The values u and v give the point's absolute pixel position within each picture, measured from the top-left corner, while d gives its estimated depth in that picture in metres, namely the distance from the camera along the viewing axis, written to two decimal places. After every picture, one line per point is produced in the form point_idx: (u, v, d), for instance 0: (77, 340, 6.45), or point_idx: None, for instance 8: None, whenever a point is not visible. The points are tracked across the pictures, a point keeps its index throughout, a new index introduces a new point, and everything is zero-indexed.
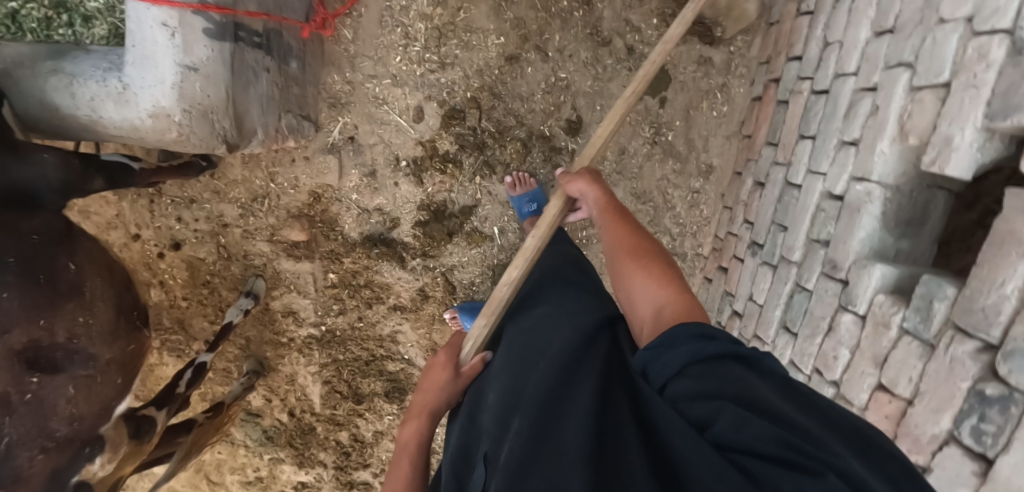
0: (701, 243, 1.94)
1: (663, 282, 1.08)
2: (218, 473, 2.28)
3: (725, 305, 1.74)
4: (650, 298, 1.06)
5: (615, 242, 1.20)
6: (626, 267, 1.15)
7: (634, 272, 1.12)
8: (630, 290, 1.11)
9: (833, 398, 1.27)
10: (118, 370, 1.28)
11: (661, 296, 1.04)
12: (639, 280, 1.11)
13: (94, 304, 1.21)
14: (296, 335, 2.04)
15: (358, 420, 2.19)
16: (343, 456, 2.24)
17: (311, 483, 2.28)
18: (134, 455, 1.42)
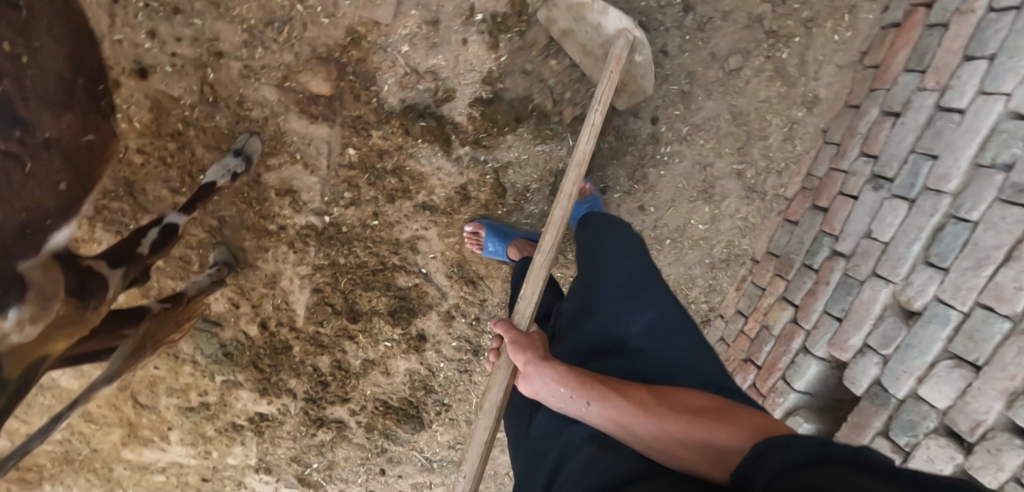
0: (785, 183, 1.68)
1: (721, 418, 0.77)
2: (149, 395, 1.91)
3: (822, 247, 1.52)
4: (723, 443, 0.74)
5: (643, 425, 0.81)
6: (649, 425, 0.81)
7: (686, 431, 0.77)
8: (665, 442, 0.79)
9: (1005, 336, 1.06)
10: (66, 168, 0.77)
11: (736, 438, 0.74)
12: (678, 436, 0.78)
13: (35, 32, 0.69)
14: (288, 223, 1.58)
15: (346, 344, 1.80)
16: (319, 387, 1.88)
17: (271, 415, 1.93)
18: (74, 325, 0.89)
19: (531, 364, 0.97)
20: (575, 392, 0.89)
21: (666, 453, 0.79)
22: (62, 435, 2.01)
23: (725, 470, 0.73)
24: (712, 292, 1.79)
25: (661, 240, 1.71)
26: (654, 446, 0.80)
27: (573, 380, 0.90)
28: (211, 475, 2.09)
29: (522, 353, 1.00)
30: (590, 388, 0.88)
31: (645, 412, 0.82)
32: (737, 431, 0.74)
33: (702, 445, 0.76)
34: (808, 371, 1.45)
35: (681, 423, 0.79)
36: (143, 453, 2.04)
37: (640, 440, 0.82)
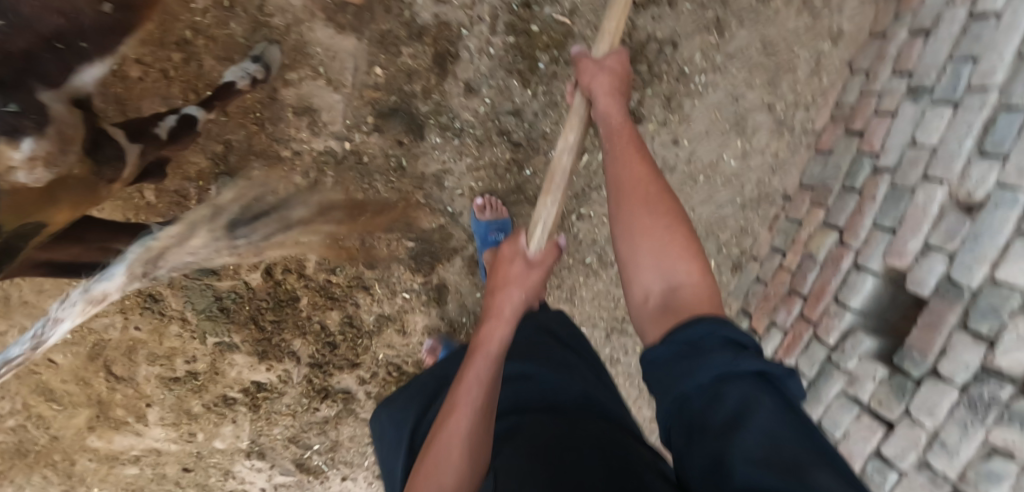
0: (813, 117, 1.62)
1: (680, 245, 0.82)
2: (126, 364, 1.66)
3: (861, 167, 1.46)
4: (668, 275, 0.80)
5: (633, 172, 0.89)
6: (627, 211, 0.86)
7: (649, 228, 0.83)
8: (634, 232, 0.84)
9: None
10: None
11: (684, 271, 0.80)
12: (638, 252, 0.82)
13: None
14: (304, 150, 1.44)
15: (359, 297, 1.63)
16: (326, 349, 1.69)
17: (269, 385, 1.72)
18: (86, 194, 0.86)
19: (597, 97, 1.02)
20: (609, 135, 0.97)
21: (628, 278, 0.84)
22: (15, 420, 1.74)
23: (648, 294, 0.80)
24: (744, 235, 1.72)
25: (695, 176, 1.63)
26: (630, 237, 0.84)
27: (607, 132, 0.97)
28: (194, 464, 1.84)
29: (595, 78, 1.03)
30: (612, 141, 0.95)
31: (633, 202, 0.86)
32: (688, 264, 0.80)
33: (653, 257, 0.81)
34: (864, 286, 1.37)
35: (639, 209, 0.85)
36: (114, 440, 1.78)
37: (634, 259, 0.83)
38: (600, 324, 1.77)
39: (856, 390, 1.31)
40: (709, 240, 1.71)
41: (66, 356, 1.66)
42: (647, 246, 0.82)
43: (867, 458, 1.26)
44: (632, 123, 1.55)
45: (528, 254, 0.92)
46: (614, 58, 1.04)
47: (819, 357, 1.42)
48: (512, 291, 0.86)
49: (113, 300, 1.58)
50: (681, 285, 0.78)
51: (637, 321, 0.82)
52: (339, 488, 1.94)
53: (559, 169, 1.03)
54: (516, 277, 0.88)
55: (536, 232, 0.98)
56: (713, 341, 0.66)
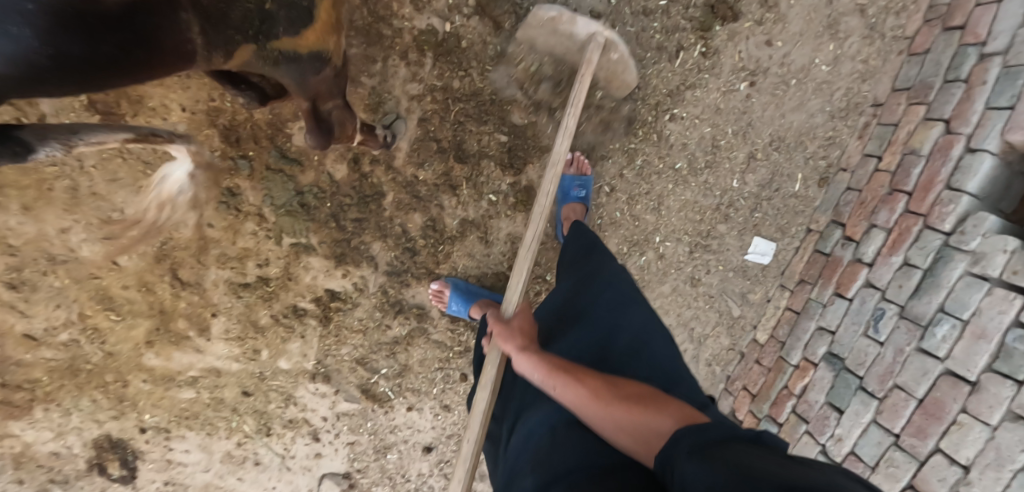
0: (904, 23, 1.60)
1: (657, 408, 0.82)
2: (196, 268, 1.58)
3: (966, 57, 1.45)
4: (652, 425, 0.80)
5: (579, 392, 0.90)
6: (599, 411, 0.86)
7: (621, 418, 0.83)
8: (612, 432, 0.84)
9: None
10: None
11: (664, 421, 0.79)
12: (622, 426, 0.83)
13: None
14: (405, 29, 1.40)
15: (444, 197, 1.56)
16: (406, 255, 1.62)
17: (343, 295, 1.63)
18: None
19: (514, 352, 1.06)
20: (546, 378, 0.97)
21: (612, 435, 0.84)
22: (69, 334, 1.63)
23: (651, 447, 0.79)
24: (832, 146, 1.68)
25: (787, 80, 1.62)
26: (606, 427, 0.85)
27: (547, 367, 0.98)
28: (254, 388, 1.73)
29: (505, 343, 1.09)
30: (555, 378, 0.95)
31: (596, 402, 0.87)
32: (667, 417, 0.80)
33: (636, 440, 0.81)
34: (982, 168, 1.36)
35: (610, 407, 0.85)
36: (172, 358, 1.68)
37: (610, 426, 0.85)
38: (684, 240, 1.72)
39: (983, 267, 1.29)
40: (797, 150, 1.68)
41: (132, 258, 1.57)
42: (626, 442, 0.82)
43: (1005, 330, 1.22)
44: (729, 20, 1.54)
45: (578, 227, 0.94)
46: (520, 318, 1.16)
47: (934, 245, 1.40)
48: None
49: (189, 193, 1.51)
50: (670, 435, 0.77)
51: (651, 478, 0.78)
52: (404, 420, 1.83)
53: (490, 364, 1.23)
54: None
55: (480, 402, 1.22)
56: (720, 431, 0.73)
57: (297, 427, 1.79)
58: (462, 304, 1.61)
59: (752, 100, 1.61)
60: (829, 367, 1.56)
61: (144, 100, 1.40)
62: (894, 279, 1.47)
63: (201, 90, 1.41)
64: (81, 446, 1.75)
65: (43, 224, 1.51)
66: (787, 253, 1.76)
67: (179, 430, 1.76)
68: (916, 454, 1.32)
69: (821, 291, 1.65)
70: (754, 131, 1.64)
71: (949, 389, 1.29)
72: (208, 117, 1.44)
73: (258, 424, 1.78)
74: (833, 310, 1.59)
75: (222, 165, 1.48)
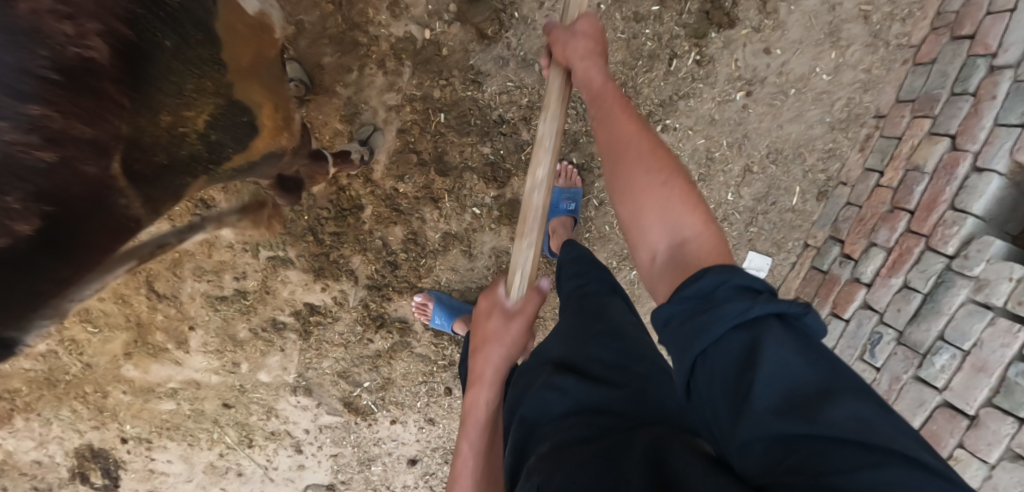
0: (910, 30, 1.51)
1: (686, 196, 0.66)
2: (171, 280, 1.54)
3: (974, 68, 1.37)
4: (661, 217, 0.65)
5: (623, 137, 0.74)
6: (618, 169, 0.72)
7: (648, 186, 0.68)
8: (625, 198, 0.70)
9: None
10: None
11: (684, 221, 0.64)
12: (642, 197, 0.67)
13: None
14: (382, 36, 1.35)
15: (425, 211, 1.51)
16: (386, 269, 1.57)
17: (323, 308, 1.59)
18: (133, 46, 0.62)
19: (577, 61, 0.92)
20: (595, 99, 0.86)
21: (622, 217, 0.71)
22: (47, 346, 1.61)
23: (646, 233, 0.66)
24: (831, 159, 1.61)
25: (785, 90, 1.54)
26: (627, 203, 0.69)
27: (592, 89, 0.89)
28: (235, 400, 1.70)
29: (568, 52, 0.94)
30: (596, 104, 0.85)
31: (625, 164, 0.71)
32: (692, 212, 0.65)
33: (657, 213, 0.66)
34: (989, 188, 1.28)
35: (639, 162, 0.70)
36: (151, 370, 1.65)
37: (633, 181, 0.69)
38: None
39: (987, 295, 1.22)
40: (795, 162, 1.60)
41: None
42: (651, 206, 0.66)
43: (1007, 364, 1.16)
44: (725, 26, 1.47)
45: (505, 305, 1.03)
46: (585, 20, 0.95)
47: (935, 268, 1.33)
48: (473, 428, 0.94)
49: None
50: (689, 241, 0.63)
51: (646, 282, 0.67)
52: (388, 433, 1.79)
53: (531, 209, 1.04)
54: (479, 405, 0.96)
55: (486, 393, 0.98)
56: (731, 287, 0.53)
57: (279, 439, 1.77)
58: (445, 318, 1.56)
59: (748, 111, 1.54)
60: None
61: None
62: (892, 303, 1.40)
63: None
64: (63, 455, 1.74)
65: None
66: (783, 269, 1.69)
67: (160, 441, 1.75)
68: None
69: (817, 311, 1.59)
70: (750, 142, 1.57)
71: (946, 422, 1.23)
72: None
73: (239, 436, 1.75)
74: (829, 331, 1.53)
75: None
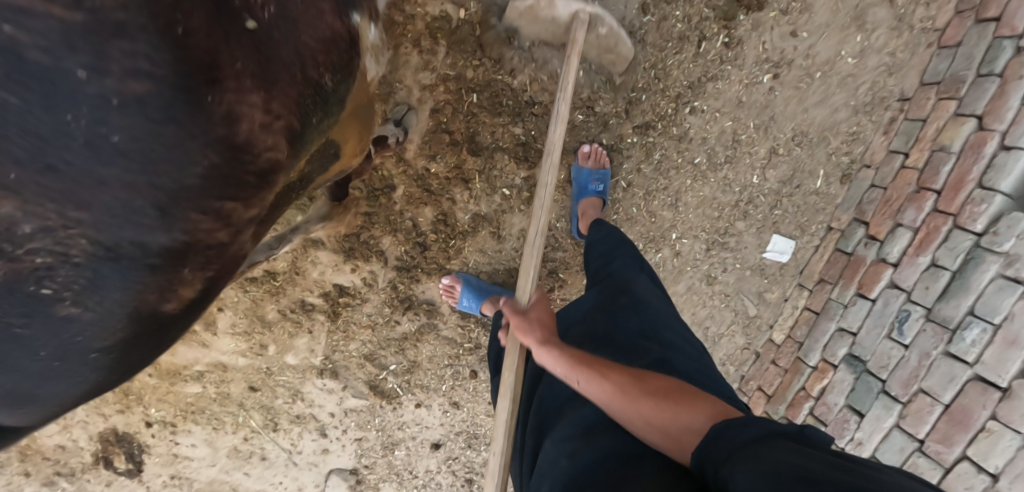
0: (934, 15, 1.53)
1: (685, 403, 0.82)
2: None
3: (999, 50, 1.39)
4: (683, 423, 0.80)
5: (609, 384, 0.88)
6: (628, 405, 0.85)
7: (656, 410, 0.82)
8: (638, 425, 0.83)
9: None
10: None
11: (696, 419, 0.80)
12: (648, 416, 0.82)
13: None
14: (418, 15, 1.35)
15: (456, 191, 1.52)
16: (416, 250, 1.58)
17: (352, 290, 1.60)
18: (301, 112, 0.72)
19: (535, 346, 1.03)
20: (568, 372, 0.94)
21: (639, 430, 0.83)
22: None
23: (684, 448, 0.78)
24: (855, 142, 1.63)
25: (811, 73, 1.56)
26: (640, 428, 0.83)
27: (570, 360, 0.96)
28: (261, 383, 1.70)
29: (524, 336, 1.06)
30: (578, 371, 0.92)
31: (627, 391, 0.86)
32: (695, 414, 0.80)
33: (664, 422, 0.81)
34: (1017, 166, 1.31)
35: (640, 401, 0.84)
36: (178, 353, 1.65)
37: (638, 416, 0.84)
38: (701, 236, 1.68)
39: (1017, 270, 1.25)
40: (820, 146, 1.62)
41: None
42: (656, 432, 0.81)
43: None
44: (754, 9, 1.48)
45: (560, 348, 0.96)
46: (538, 309, 1.12)
47: (964, 246, 1.35)
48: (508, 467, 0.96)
49: None
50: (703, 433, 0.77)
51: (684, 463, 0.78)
52: (412, 417, 1.80)
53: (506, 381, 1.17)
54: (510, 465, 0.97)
55: (507, 378, 1.16)
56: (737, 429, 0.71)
57: (304, 422, 1.77)
58: (473, 300, 1.58)
59: (775, 94, 1.56)
60: (849, 369, 1.52)
61: None
62: (920, 281, 1.42)
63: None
64: (86, 439, 1.73)
65: None
66: (806, 252, 1.71)
67: (185, 425, 1.74)
68: (941, 461, 1.28)
69: (842, 292, 1.60)
70: (777, 125, 1.59)
71: (978, 395, 1.25)
72: None
73: (264, 420, 1.75)
74: (855, 311, 1.55)
75: None
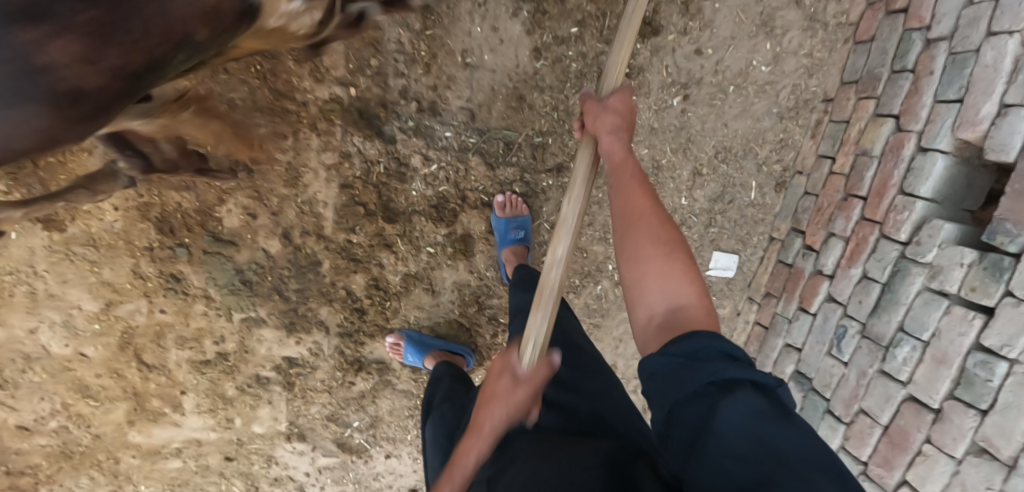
0: (846, 9, 1.47)
1: (685, 273, 0.90)
2: (157, 351, 1.62)
3: (911, 44, 1.31)
4: (668, 289, 0.88)
5: (638, 209, 0.97)
6: (631, 234, 0.95)
7: (655, 255, 0.91)
8: (637, 261, 0.92)
9: None
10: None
11: (682, 292, 0.88)
12: (650, 273, 0.90)
13: None
14: (310, 99, 1.37)
15: (382, 256, 1.55)
16: (355, 315, 1.61)
17: (301, 360, 1.65)
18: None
19: (602, 134, 1.07)
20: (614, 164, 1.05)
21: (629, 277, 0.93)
22: (57, 422, 1.73)
23: (651, 306, 0.89)
24: (785, 149, 1.58)
25: (724, 87, 1.51)
26: (632, 263, 0.92)
27: (614, 165, 1.04)
28: (236, 452, 1.79)
29: (601, 117, 1.08)
30: (616, 171, 1.03)
31: (637, 234, 0.93)
32: (687, 283, 0.89)
33: (658, 281, 0.89)
34: (935, 169, 1.23)
35: (651, 242, 0.92)
36: (154, 434, 1.75)
37: (643, 254, 0.92)
38: None
39: (941, 282, 1.18)
40: (747, 158, 1.58)
41: (98, 348, 1.63)
42: (654, 276, 0.89)
43: (965, 354, 1.12)
44: (651, 35, 1.45)
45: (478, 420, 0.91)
46: (617, 97, 1.10)
47: (891, 256, 1.29)
48: (498, 410, 0.89)
49: (137, 283, 1.54)
50: (679, 305, 0.86)
51: (641, 342, 0.90)
52: (385, 467, 1.86)
53: (580, 176, 1.09)
54: (504, 394, 0.91)
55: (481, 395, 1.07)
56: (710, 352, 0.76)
57: (283, 483, 1.85)
58: (417, 355, 1.60)
59: (689, 115, 1.52)
60: (797, 388, 1.48)
61: (76, 205, 1.45)
62: (854, 294, 1.37)
63: (127, 191, 1.43)
64: None
65: (11, 328, 1.60)
66: (752, 264, 1.68)
67: None
68: (885, 485, 1.24)
69: (786, 306, 1.56)
70: (696, 145, 1.55)
71: (912, 417, 1.20)
72: (139, 212, 1.46)
73: (245, 485, 1.84)
74: (798, 327, 1.50)
75: (162, 254, 1.51)
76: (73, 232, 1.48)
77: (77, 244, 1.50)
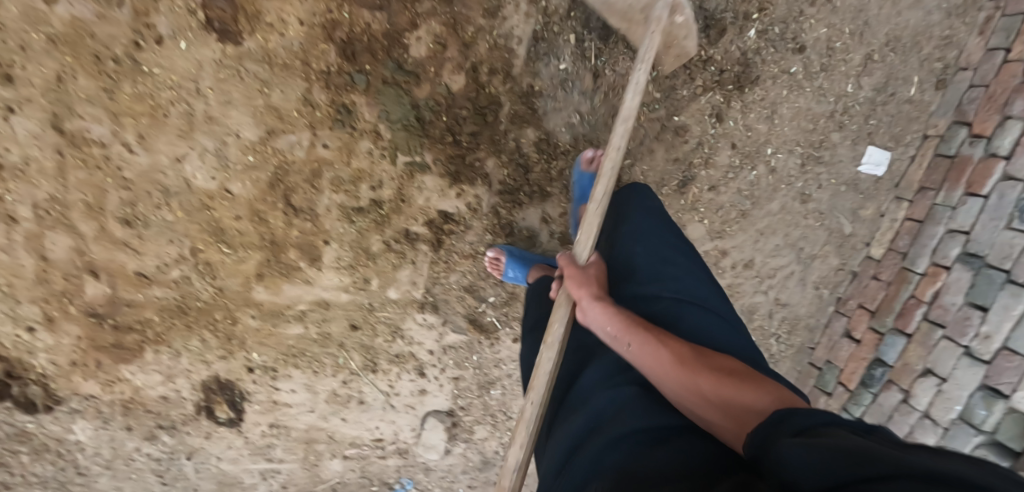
0: None
1: (751, 382, 0.81)
2: (308, 193, 1.55)
3: None
4: (746, 402, 0.78)
5: (664, 352, 0.90)
6: (683, 379, 0.86)
7: (715, 382, 0.83)
8: (692, 396, 0.84)
9: None
10: None
11: (759, 398, 0.78)
12: (705, 391, 0.83)
13: None
14: None
15: (559, 110, 1.53)
16: (519, 172, 1.57)
17: (455, 216, 1.60)
18: None
19: (587, 301, 1.06)
20: (619, 335, 0.97)
21: (693, 404, 0.84)
22: (179, 271, 1.62)
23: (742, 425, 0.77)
24: (948, 46, 1.62)
25: None
26: (683, 399, 0.86)
27: (622, 324, 0.98)
28: (363, 321, 1.71)
29: (579, 288, 1.10)
30: (633, 333, 0.95)
31: (676, 371, 0.87)
32: (756, 391, 0.80)
33: (720, 399, 0.81)
34: None
35: (692, 370, 0.86)
36: (281, 291, 1.66)
37: (683, 382, 0.86)
38: (796, 151, 1.68)
39: None
40: (912, 52, 1.62)
41: (246, 186, 1.54)
42: (718, 390, 0.81)
43: None
44: None
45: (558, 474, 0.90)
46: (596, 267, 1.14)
47: None
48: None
49: (304, 112, 1.48)
50: (765, 410, 0.76)
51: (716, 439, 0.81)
52: (508, 353, 1.80)
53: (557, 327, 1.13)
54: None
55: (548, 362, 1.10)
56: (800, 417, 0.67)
57: (403, 362, 1.77)
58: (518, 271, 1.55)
59: None
60: (965, 267, 1.50)
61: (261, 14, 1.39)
62: None
63: (318, 3, 1.39)
64: (190, 388, 1.75)
65: (156, 155, 1.50)
66: (902, 164, 1.71)
67: (286, 369, 1.75)
68: None
69: (947, 195, 1.59)
70: (870, 30, 1.59)
71: None
72: (325, 29, 1.41)
73: (364, 361, 1.76)
74: (966, 209, 1.53)
75: (338, 81, 1.45)
76: (248, 46, 1.42)
77: (250, 61, 1.43)
